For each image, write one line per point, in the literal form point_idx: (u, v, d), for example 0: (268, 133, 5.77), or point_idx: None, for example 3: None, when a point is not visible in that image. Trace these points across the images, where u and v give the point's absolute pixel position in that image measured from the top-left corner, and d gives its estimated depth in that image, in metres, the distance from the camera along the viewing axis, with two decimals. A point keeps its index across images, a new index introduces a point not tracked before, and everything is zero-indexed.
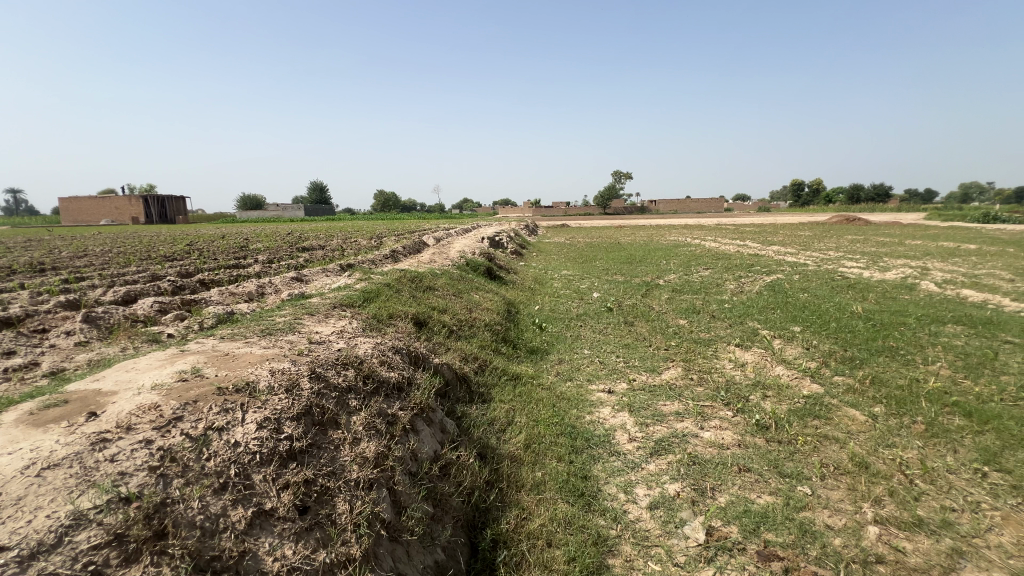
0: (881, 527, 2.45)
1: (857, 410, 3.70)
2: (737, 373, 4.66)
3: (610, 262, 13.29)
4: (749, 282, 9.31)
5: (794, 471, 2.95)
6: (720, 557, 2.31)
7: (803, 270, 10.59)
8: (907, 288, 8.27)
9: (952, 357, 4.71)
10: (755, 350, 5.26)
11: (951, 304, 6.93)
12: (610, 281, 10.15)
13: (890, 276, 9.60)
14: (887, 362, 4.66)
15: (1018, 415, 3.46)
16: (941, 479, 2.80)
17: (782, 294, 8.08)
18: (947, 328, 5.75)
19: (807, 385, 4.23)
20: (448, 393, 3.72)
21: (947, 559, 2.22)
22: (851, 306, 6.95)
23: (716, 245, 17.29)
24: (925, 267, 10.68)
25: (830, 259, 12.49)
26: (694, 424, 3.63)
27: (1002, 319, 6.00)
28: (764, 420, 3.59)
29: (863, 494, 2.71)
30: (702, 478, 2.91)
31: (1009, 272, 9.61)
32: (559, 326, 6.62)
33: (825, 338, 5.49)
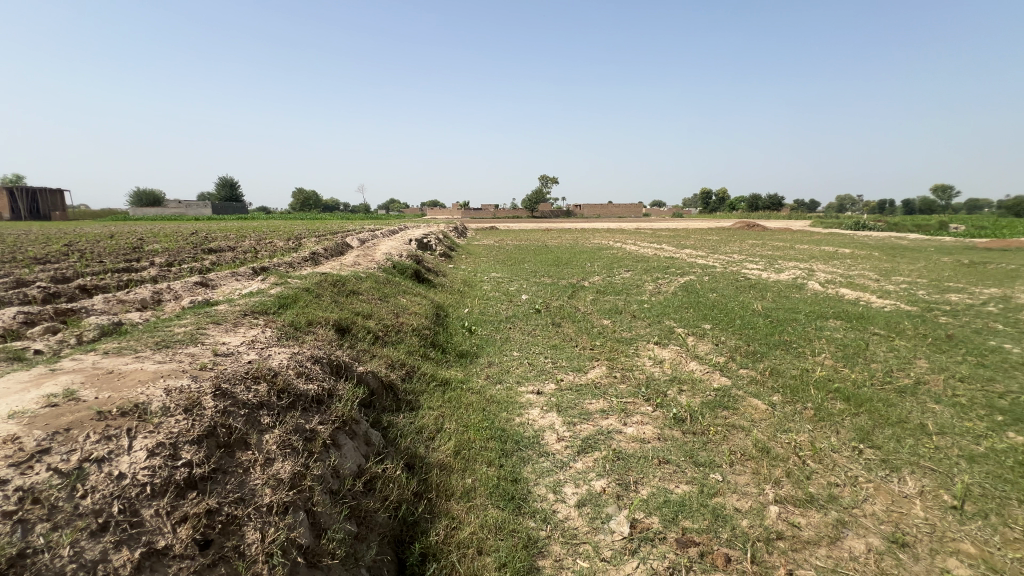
0: (780, 506, 2.71)
1: (758, 400, 4.07)
2: (656, 369, 4.94)
3: (538, 264, 13.58)
4: (666, 283, 9.94)
5: (707, 460, 3.17)
6: (643, 548, 2.42)
7: (712, 271, 11.52)
8: (798, 287, 9.29)
9: (834, 349, 5.35)
10: (671, 347, 5.61)
11: (832, 302, 7.88)
12: (538, 283, 10.36)
13: (784, 277, 10.73)
14: (782, 354, 5.18)
15: (884, 397, 4.00)
16: (827, 458, 3.16)
17: (695, 294, 8.71)
18: (830, 323, 6.52)
19: (717, 379, 4.58)
20: (373, 403, 3.57)
21: (833, 530, 2.50)
22: (752, 304, 7.67)
23: (636, 248, 18.35)
24: (810, 269, 12.08)
25: (735, 262, 13.69)
26: (618, 421, 3.79)
27: (871, 314, 6.93)
28: (680, 414, 3.83)
29: (765, 477, 2.97)
30: (626, 473, 3.04)
31: (875, 274, 11.14)
32: (489, 329, 6.63)
33: (731, 334, 5.99)
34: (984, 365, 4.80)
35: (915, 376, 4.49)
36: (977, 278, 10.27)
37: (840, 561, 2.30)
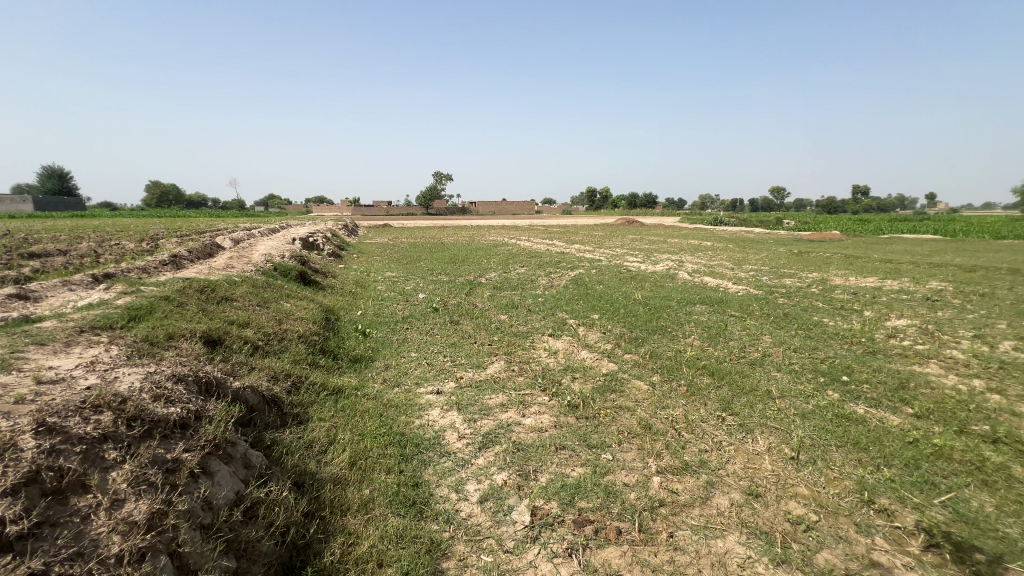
0: (661, 476, 3.00)
1: (641, 381, 4.46)
2: (551, 360, 5.17)
3: (434, 262, 13.40)
4: (558, 277, 10.44)
5: (599, 441, 3.40)
6: (543, 534, 2.51)
7: (598, 265, 12.35)
8: (670, 277, 10.36)
9: (701, 330, 6.07)
10: (564, 338, 5.91)
11: (698, 289, 8.91)
12: (434, 281, 10.21)
13: (659, 268, 11.89)
14: (659, 338, 5.74)
15: (740, 370, 4.63)
16: (697, 428, 3.57)
17: (584, 286, 9.26)
18: (697, 308, 7.37)
19: (606, 365, 4.93)
20: (253, 421, 3.22)
21: (704, 491, 2.84)
22: (633, 294, 8.37)
23: (529, 244, 18.96)
24: (680, 260, 13.54)
25: (619, 256, 14.83)
26: (517, 413, 3.90)
27: (728, 298, 7.97)
28: (573, 400, 4.06)
29: (648, 451, 3.28)
30: (526, 462, 3.14)
31: (730, 263, 12.84)
32: (384, 330, 6.39)
33: (617, 322, 6.49)
34: (810, 337, 5.79)
35: (762, 350, 5.26)
36: (803, 265, 12.35)
37: (709, 517, 2.62)
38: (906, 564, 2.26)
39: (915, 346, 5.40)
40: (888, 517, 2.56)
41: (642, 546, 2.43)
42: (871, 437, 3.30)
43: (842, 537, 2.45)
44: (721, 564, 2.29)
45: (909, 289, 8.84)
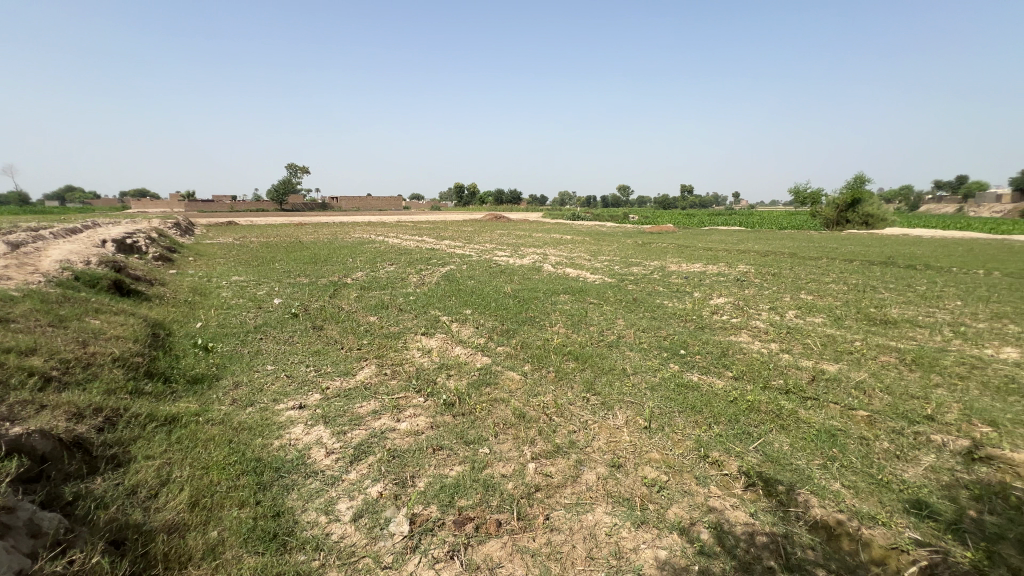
0: (536, 462, 3.15)
1: (513, 372, 4.62)
2: (425, 359, 5.07)
3: (291, 263, 12.17)
4: (429, 274, 10.27)
5: (476, 436, 3.44)
6: (423, 540, 2.45)
7: (469, 260, 12.47)
8: (537, 270, 10.91)
9: (565, 319, 6.51)
10: (438, 336, 5.84)
11: (561, 280, 9.54)
12: (292, 284, 9.28)
13: (526, 261, 12.44)
14: (529, 329, 6.01)
15: (600, 352, 5.08)
16: (566, 410, 3.82)
17: (456, 282, 9.27)
18: (561, 297, 7.89)
19: (479, 359, 4.99)
20: (45, 474, 2.56)
21: (574, 470, 3.05)
22: (503, 288, 8.63)
23: (398, 241, 18.32)
24: (544, 253, 14.36)
25: (488, 250, 15.15)
26: (391, 419, 3.74)
27: (588, 287, 8.69)
28: (449, 398, 4.04)
29: (523, 439, 3.41)
30: (402, 469, 3.04)
31: (588, 255, 14.01)
32: (231, 343, 5.61)
33: (489, 316, 6.62)
34: (655, 318, 6.59)
35: (617, 333, 5.84)
36: (646, 255, 14.04)
37: (580, 494, 2.82)
38: (733, 504, 2.70)
39: (731, 319, 6.51)
40: (719, 467, 3.04)
41: (521, 533, 2.51)
42: (703, 401, 3.87)
43: (687, 490, 2.83)
44: (593, 536, 2.48)
45: (724, 272, 10.62)
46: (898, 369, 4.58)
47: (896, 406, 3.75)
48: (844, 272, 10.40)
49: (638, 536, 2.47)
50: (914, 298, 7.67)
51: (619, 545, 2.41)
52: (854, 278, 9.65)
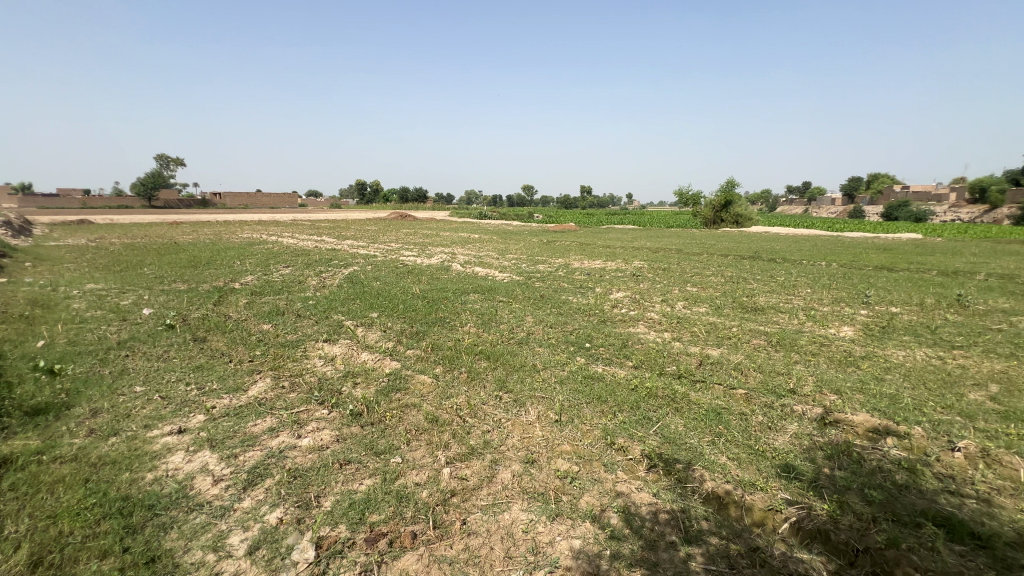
0: (450, 467, 3.09)
1: (424, 375, 4.51)
2: (328, 368, 4.75)
3: (163, 267, 10.69)
4: (330, 276, 9.66)
5: (387, 446, 3.29)
6: (332, 565, 2.28)
7: (374, 261, 11.93)
8: (445, 269, 10.77)
9: (476, 318, 6.50)
10: (342, 342, 5.50)
11: (470, 279, 9.53)
12: (165, 292, 8.15)
13: (434, 261, 12.22)
14: (439, 330, 5.91)
15: (511, 350, 5.15)
16: (479, 410, 3.82)
17: (360, 284, 8.82)
18: (471, 296, 7.87)
19: (388, 364, 4.79)
20: None
21: (489, 470, 3.05)
22: (411, 288, 8.39)
23: (293, 241, 16.96)
24: (453, 253, 14.25)
25: (393, 250, 14.64)
26: (291, 435, 3.45)
27: (497, 285, 8.77)
28: (356, 408, 3.82)
29: (436, 445, 3.33)
30: (305, 490, 2.81)
31: (495, 254, 14.16)
32: (86, 363, 4.76)
33: (397, 319, 6.39)
34: (561, 313, 6.85)
35: (526, 330, 5.96)
36: (551, 252, 14.55)
37: (496, 494, 2.82)
38: (638, 486, 2.89)
39: (630, 312, 6.98)
40: (624, 452, 3.23)
41: (438, 542, 2.45)
42: (608, 391, 4.10)
43: (597, 478, 2.97)
44: (510, 535, 2.50)
45: (622, 268, 11.37)
46: (767, 350, 5.24)
47: (766, 383, 4.29)
48: (721, 266, 11.69)
49: (553, 529, 2.53)
50: (777, 287, 8.85)
51: (536, 540, 2.45)
52: (729, 271, 10.89)
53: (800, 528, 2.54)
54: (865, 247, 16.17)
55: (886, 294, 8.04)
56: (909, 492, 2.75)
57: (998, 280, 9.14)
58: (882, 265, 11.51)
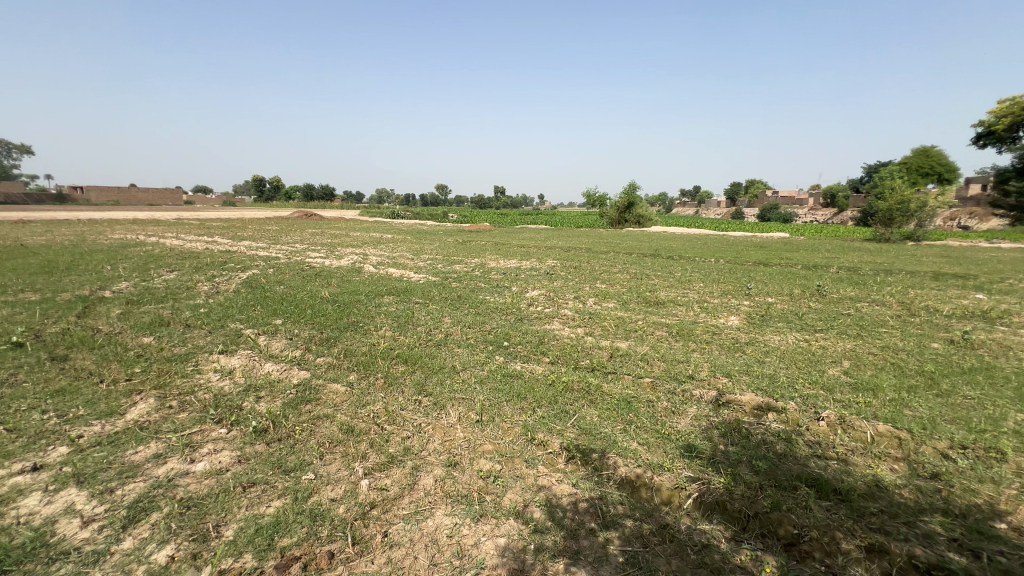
0: (369, 478, 2.97)
1: (337, 384, 4.27)
2: (225, 382, 4.31)
3: (5, 275, 8.98)
4: (225, 281, 8.78)
5: (297, 463, 3.07)
6: None
7: (276, 263, 11.07)
8: (357, 271, 10.29)
9: (391, 321, 6.30)
10: (241, 353, 5.03)
11: (384, 281, 9.20)
12: (10, 303, 6.85)
13: (344, 262, 11.63)
14: (353, 335, 5.63)
15: (429, 352, 5.05)
16: (398, 416, 3.70)
17: (260, 289, 8.12)
18: (386, 299, 7.61)
19: (296, 374, 4.47)
20: None
21: (411, 477, 2.97)
22: (319, 292, 7.91)
23: (178, 242, 15.16)
24: (364, 254, 13.66)
25: (298, 251, 13.68)
26: (182, 461, 3.08)
27: (412, 287, 8.56)
28: (261, 424, 3.52)
29: (353, 456, 3.18)
30: (201, 521, 2.53)
31: (410, 254, 13.82)
32: None
33: (304, 325, 5.98)
34: (479, 313, 6.87)
35: (444, 331, 5.90)
36: (467, 252, 14.55)
37: (418, 501, 2.76)
38: (558, 479, 2.98)
39: (545, 310, 7.20)
40: (544, 447, 3.32)
41: (358, 559, 2.33)
42: (527, 387, 4.19)
43: (519, 475, 3.02)
44: (434, 541, 2.46)
45: (537, 267, 11.69)
46: (669, 341, 5.70)
47: (669, 370, 4.66)
48: (627, 263, 12.49)
49: (478, 531, 2.53)
50: (675, 282, 9.66)
51: (461, 544, 2.44)
52: (634, 268, 11.67)
53: (701, 502, 2.79)
54: (745, 245, 18.22)
55: (763, 287, 9.14)
56: (787, 460, 3.15)
57: (845, 272, 10.80)
58: (759, 260, 13.05)
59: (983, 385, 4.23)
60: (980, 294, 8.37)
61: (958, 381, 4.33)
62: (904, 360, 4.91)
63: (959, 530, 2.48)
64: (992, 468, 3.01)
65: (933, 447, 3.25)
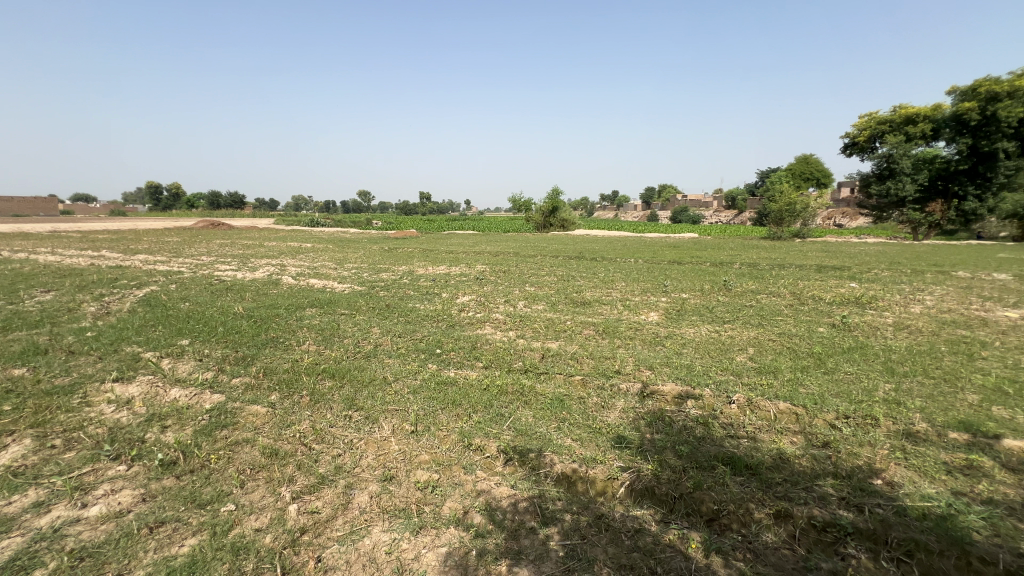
0: (298, 502, 2.80)
1: (256, 405, 3.97)
2: (122, 413, 3.85)
3: None
4: (117, 300, 7.83)
5: (213, 495, 2.81)
6: None
7: (178, 278, 10.06)
8: (274, 283, 9.65)
9: (315, 334, 5.98)
10: (140, 379, 4.51)
11: (306, 292, 8.70)
12: None
13: (259, 275, 10.85)
14: (272, 352, 5.27)
15: (358, 365, 4.86)
16: (327, 434, 3.52)
17: (161, 307, 7.34)
18: (308, 312, 7.20)
19: (208, 399, 4.09)
20: None
21: (344, 496, 2.84)
22: (232, 308, 7.31)
23: (54, 258, 13.28)
24: (281, 265, 12.83)
25: (204, 264, 12.54)
26: (72, 506, 2.71)
27: (337, 298, 8.18)
28: (169, 457, 3.19)
29: (278, 481, 2.98)
30: (99, 572, 2.24)
31: (333, 263, 13.20)
32: None
33: (216, 345, 5.49)
34: (409, 322, 6.72)
35: (373, 342, 5.70)
36: (394, 260, 14.16)
37: (353, 520, 2.64)
38: (497, 482, 3.00)
39: (476, 315, 7.20)
40: (481, 452, 3.32)
41: None
42: (462, 393, 4.17)
43: (457, 482, 2.99)
44: (372, 560, 2.37)
45: (466, 272, 11.66)
46: (596, 339, 5.94)
47: (598, 367, 4.86)
48: (554, 266, 12.83)
49: (418, 543, 2.48)
50: (599, 282, 10.10)
51: (401, 559, 2.37)
52: (560, 270, 12.04)
53: (633, 489, 2.94)
54: (660, 245, 19.43)
55: (677, 283, 9.83)
56: (706, 442, 3.41)
57: (746, 268, 11.91)
58: (672, 259, 14.04)
59: (859, 361, 4.88)
60: (853, 283, 9.64)
61: (839, 359, 4.96)
62: (797, 344, 5.53)
63: (846, 489, 2.84)
64: (869, 432, 3.48)
65: (823, 419, 3.69)
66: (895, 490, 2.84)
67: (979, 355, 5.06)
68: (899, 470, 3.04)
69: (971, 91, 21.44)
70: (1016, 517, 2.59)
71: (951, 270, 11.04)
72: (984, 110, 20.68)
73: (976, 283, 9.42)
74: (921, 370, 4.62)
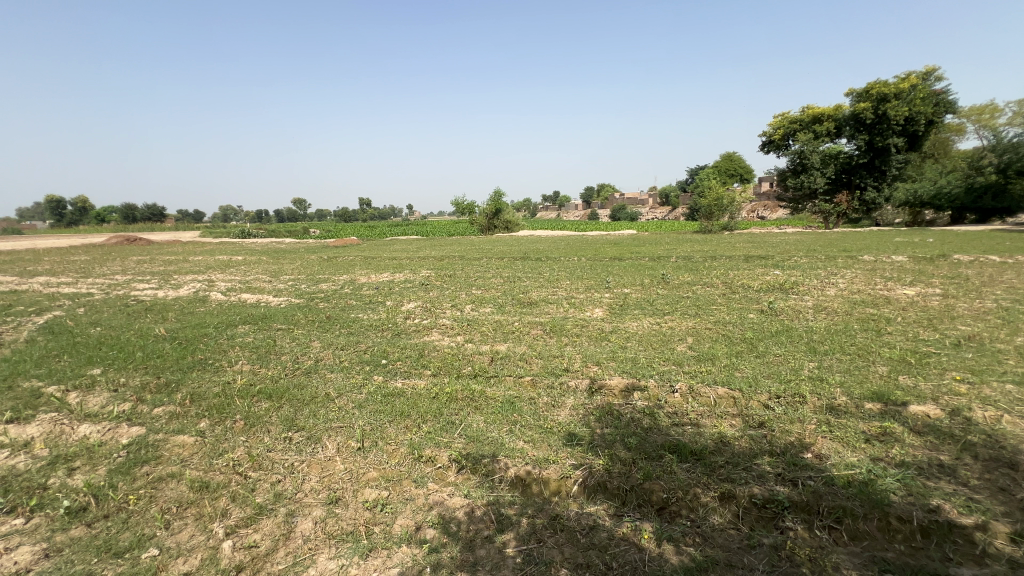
0: (233, 538, 2.58)
1: (183, 435, 3.63)
2: (18, 458, 3.39)
3: None
4: (13, 330, 6.96)
5: (132, 540, 2.54)
6: None
7: (88, 301, 9.11)
8: (200, 301, 8.98)
9: (249, 353, 5.61)
10: (42, 417, 4.01)
11: (238, 308, 8.17)
12: None
13: (183, 292, 10.07)
14: (199, 375, 4.87)
15: (297, 383, 4.59)
16: (264, 460, 3.29)
17: (67, 334, 6.58)
18: (240, 329, 6.73)
19: (126, 433, 3.71)
20: None
21: (285, 525, 2.66)
22: (152, 330, 6.68)
23: None
24: (209, 280, 11.97)
25: (119, 284, 11.45)
26: None
27: (272, 312, 7.73)
28: (77, 503, 2.85)
29: (209, 517, 2.74)
30: None
31: (266, 276, 12.47)
32: None
33: (133, 372, 5.00)
34: (353, 333, 6.46)
35: (313, 357, 5.42)
36: (333, 269, 13.58)
37: (297, 550, 2.48)
38: (450, 493, 2.93)
39: (423, 322, 7.06)
40: (432, 463, 3.23)
41: None
42: (411, 404, 4.04)
43: (408, 498, 2.89)
44: None
45: (410, 278, 11.39)
46: (544, 338, 5.98)
47: (547, 367, 4.89)
48: (499, 268, 12.85)
49: (368, 567, 2.36)
50: (544, 282, 10.23)
51: None
52: (506, 272, 12.08)
53: (586, 486, 2.97)
54: (601, 243, 20.02)
55: (619, 279, 10.16)
56: (652, 433, 3.52)
57: (681, 261, 12.53)
58: (613, 256, 14.51)
59: (785, 343, 5.25)
60: (776, 270, 10.37)
61: (769, 342, 5.31)
62: (730, 331, 5.87)
63: (781, 466, 3.03)
64: (797, 410, 3.73)
65: (757, 401, 3.91)
66: (823, 462, 3.06)
67: (885, 331, 5.59)
68: (826, 443, 3.27)
69: (866, 93, 23.76)
70: (924, 476, 2.87)
71: (858, 255, 12.17)
72: (877, 110, 23.00)
73: (878, 265, 10.42)
74: (838, 348, 5.03)
